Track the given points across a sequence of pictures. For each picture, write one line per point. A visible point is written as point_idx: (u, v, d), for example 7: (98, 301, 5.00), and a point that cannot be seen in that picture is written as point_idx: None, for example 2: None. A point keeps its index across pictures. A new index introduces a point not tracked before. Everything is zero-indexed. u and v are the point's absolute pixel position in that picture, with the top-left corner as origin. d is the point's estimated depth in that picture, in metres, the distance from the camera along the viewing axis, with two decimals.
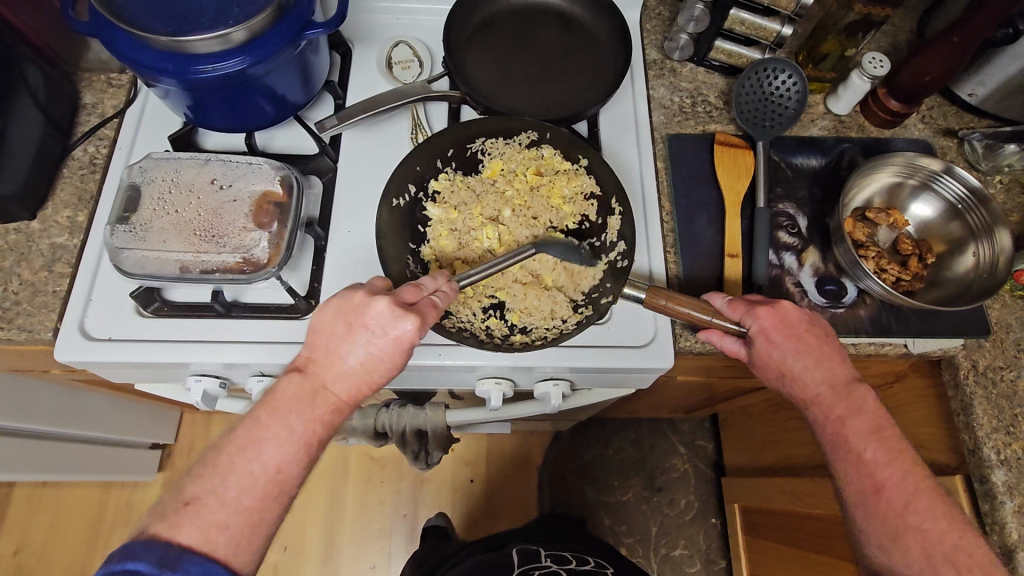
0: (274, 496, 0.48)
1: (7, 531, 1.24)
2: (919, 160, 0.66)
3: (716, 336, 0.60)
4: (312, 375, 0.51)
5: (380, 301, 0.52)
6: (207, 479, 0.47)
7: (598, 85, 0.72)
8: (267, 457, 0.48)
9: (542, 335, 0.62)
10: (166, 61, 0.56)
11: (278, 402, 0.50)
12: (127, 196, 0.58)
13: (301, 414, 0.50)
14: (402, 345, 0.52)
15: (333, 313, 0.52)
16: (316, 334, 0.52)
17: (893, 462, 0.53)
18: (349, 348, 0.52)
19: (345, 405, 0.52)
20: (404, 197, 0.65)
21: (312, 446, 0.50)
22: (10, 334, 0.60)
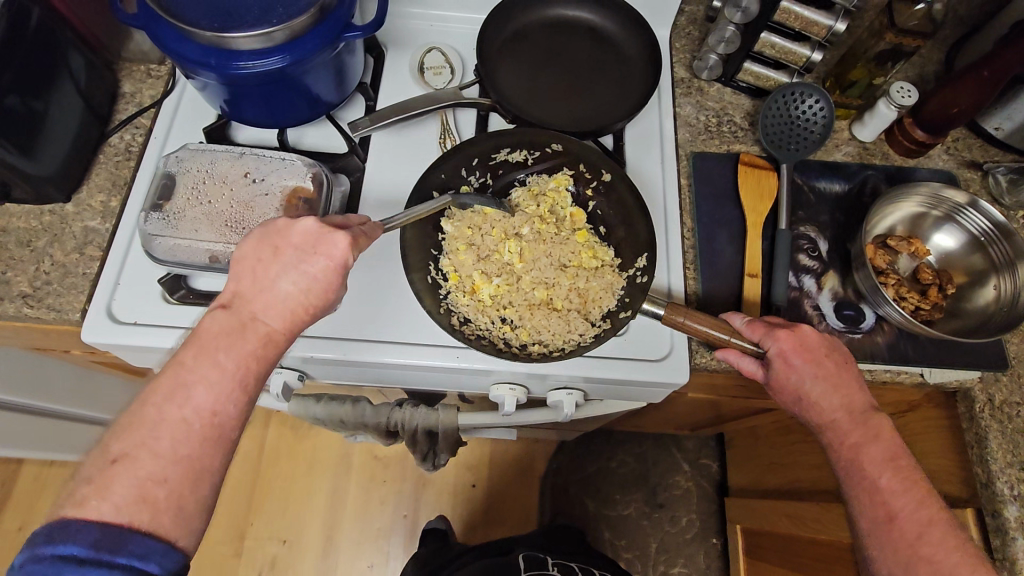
0: (215, 442, 0.45)
1: (12, 508, 1.25)
2: (943, 192, 0.67)
3: (734, 358, 0.60)
4: (235, 309, 0.49)
5: (309, 219, 0.51)
6: (134, 433, 0.43)
7: (626, 100, 0.73)
8: (199, 401, 0.45)
9: (559, 346, 0.62)
10: (208, 56, 0.58)
11: (197, 342, 0.47)
12: (162, 184, 0.60)
13: (228, 351, 0.47)
14: (331, 265, 0.50)
15: (257, 243, 0.51)
16: (239, 266, 0.50)
17: (909, 493, 0.53)
18: (279, 271, 0.50)
19: (280, 336, 0.50)
20: (426, 204, 0.66)
21: (247, 385, 0.47)
22: (40, 313, 0.62)
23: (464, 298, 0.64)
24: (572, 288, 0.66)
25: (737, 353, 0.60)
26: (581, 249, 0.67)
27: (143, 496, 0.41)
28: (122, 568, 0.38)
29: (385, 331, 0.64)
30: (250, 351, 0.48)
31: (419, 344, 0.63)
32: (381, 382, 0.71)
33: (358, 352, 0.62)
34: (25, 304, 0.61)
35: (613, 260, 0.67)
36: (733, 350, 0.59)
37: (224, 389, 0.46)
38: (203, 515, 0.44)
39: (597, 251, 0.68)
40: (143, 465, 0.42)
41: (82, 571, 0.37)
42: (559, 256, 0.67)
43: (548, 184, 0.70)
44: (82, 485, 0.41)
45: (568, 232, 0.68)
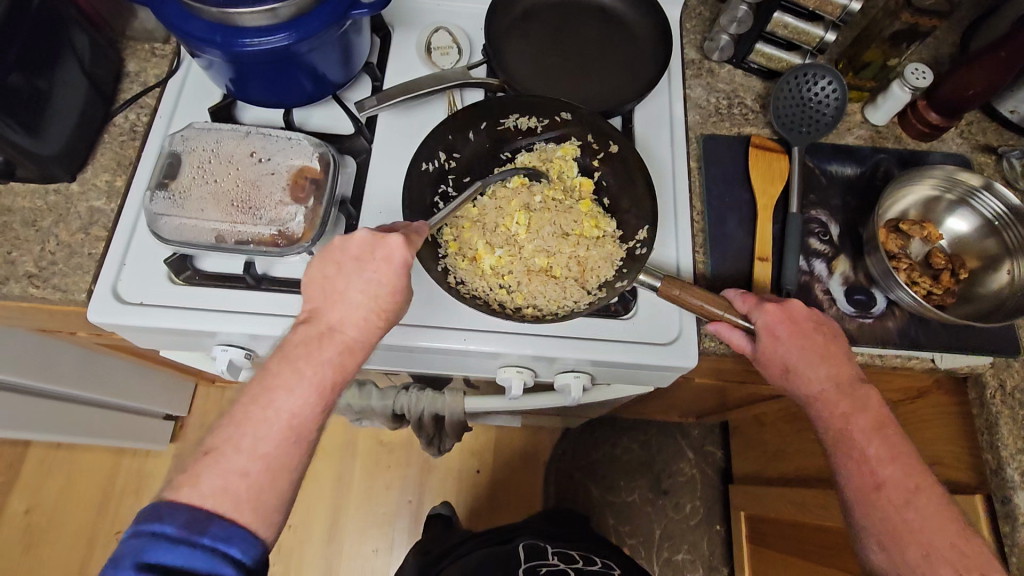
0: (294, 441, 0.49)
1: (19, 491, 1.26)
2: (957, 174, 0.65)
3: (724, 330, 0.59)
4: (315, 322, 0.53)
5: (361, 232, 0.53)
6: (226, 429, 0.48)
7: (636, 82, 0.72)
8: (280, 405, 0.49)
9: (552, 311, 0.63)
10: (213, 33, 0.57)
11: (281, 353, 0.51)
12: (167, 163, 0.59)
13: (309, 358, 0.50)
14: (394, 266, 0.52)
15: (321, 260, 0.54)
16: (310, 286, 0.53)
17: (897, 465, 0.54)
18: (347, 283, 0.53)
19: (358, 344, 0.53)
20: (433, 160, 0.66)
21: (326, 391, 0.51)
22: (46, 293, 0.61)
23: (465, 262, 0.64)
24: (571, 256, 0.65)
25: (728, 328, 0.59)
26: (584, 217, 0.67)
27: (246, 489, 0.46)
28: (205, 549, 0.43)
29: None
30: (334, 361, 0.51)
31: (426, 326, 0.63)
32: (387, 364, 0.71)
33: None
34: (30, 284, 0.61)
35: (615, 232, 0.67)
36: (723, 323, 0.59)
37: (309, 398, 0.50)
38: (284, 507, 0.48)
39: (600, 220, 0.67)
40: (237, 448, 0.47)
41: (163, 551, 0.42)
42: (562, 223, 0.66)
43: (554, 152, 0.70)
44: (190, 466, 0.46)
45: (572, 201, 0.68)
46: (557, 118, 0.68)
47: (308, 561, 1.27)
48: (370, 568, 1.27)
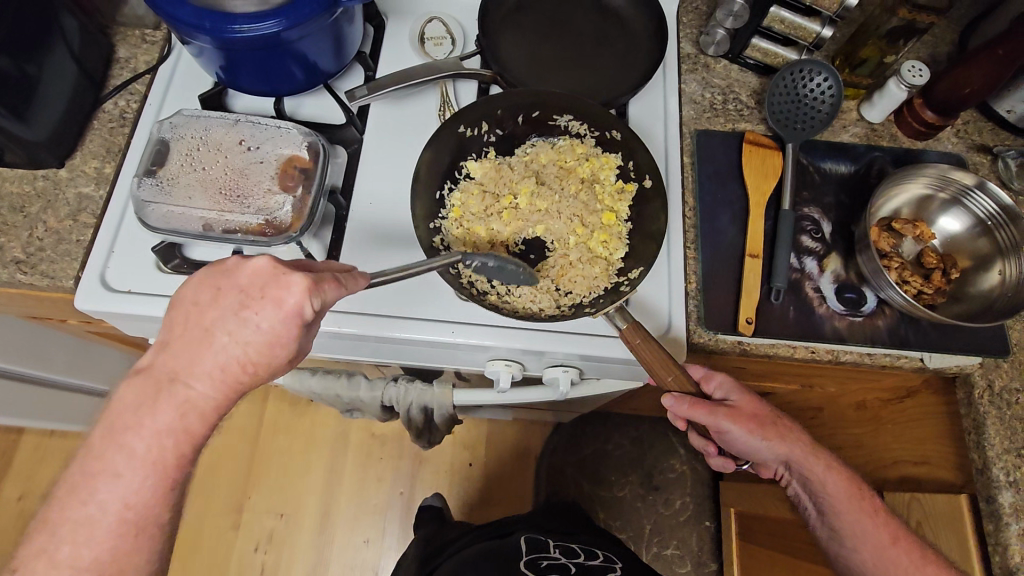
0: (153, 505, 0.44)
1: (12, 477, 1.26)
2: (950, 173, 0.65)
3: (681, 403, 0.56)
4: (157, 367, 0.44)
5: (262, 258, 0.45)
6: (63, 503, 0.43)
7: (630, 76, 0.71)
8: (104, 496, 0.43)
9: (515, 306, 0.62)
10: (202, 19, 0.57)
11: (114, 413, 0.43)
12: (156, 150, 0.59)
13: (146, 415, 0.43)
14: (291, 315, 0.44)
15: (200, 282, 0.45)
16: (178, 307, 0.45)
17: (864, 509, 0.60)
18: (218, 319, 0.44)
19: (207, 400, 0.44)
20: (475, 128, 0.66)
21: (167, 453, 0.44)
22: (34, 280, 0.61)
23: (459, 230, 0.64)
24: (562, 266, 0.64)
25: (687, 397, 0.56)
26: (603, 226, 0.66)
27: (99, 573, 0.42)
28: None
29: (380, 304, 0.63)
30: (164, 424, 0.43)
31: (415, 318, 0.63)
32: (376, 355, 0.70)
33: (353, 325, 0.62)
34: (18, 270, 0.61)
35: (615, 260, 0.64)
36: (680, 393, 0.56)
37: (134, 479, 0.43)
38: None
39: (612, 239, 0.65)
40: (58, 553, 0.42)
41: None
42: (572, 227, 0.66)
43: (596, 155, 0.68)
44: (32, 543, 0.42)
45: (594, 200, 0.67)
46: (608, 135, 0.67)
47: (300, 550, 1.27)
48: (361, 558, 1.27)
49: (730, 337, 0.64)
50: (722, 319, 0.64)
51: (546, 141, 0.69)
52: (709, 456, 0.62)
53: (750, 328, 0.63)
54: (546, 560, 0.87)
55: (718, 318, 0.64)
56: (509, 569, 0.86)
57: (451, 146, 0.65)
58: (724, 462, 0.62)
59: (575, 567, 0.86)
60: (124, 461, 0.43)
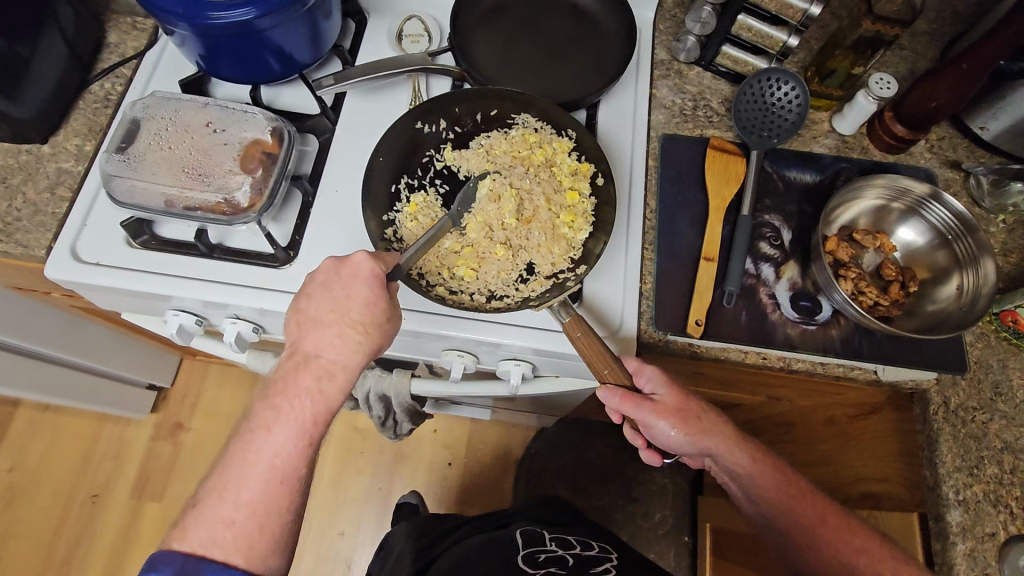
0: (281, 481, 0.49)
1: (5, 449, 1.30)
2: (902, 183, 0.65)
3: (614, 396, 0.55)
4: (292, 355, 0.53)
5: (324, 261, 0.55)
6: (214, 484, 0.49)
7: (599, 78, 0.73)
8: (267, 446, 0.50)
9: (464, 299, 0.63)
10: (179, 5, 0.59)
11: (268, 390, 0.52)
12: (127, 129, 0.61)
13: (288, 398, 0.51)
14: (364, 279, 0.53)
15: (293, 297, 0.55)
16: (290, 323, 0.54)
17: (793, 496, 0.60)
18: (317, 310, 0.53)
19: (335, 370, 0.53)
20: (432, 125, 0.69)
21: (311, 427, 0.51)
22: (8, 248, 0.64)
23: (412, 222, 0.65)
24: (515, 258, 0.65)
25: (620, 390, 0.55)
26: (568, 206, 0.67)
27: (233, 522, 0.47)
28: None
29: None
30: (313, 385, 0.52)
31: None
32: None
33: None
34: None
35: (577, 240, 0.65)
36: (615, 385, 0.55)
37: (289, 431, 0.50)
38: (283, 539, 0.49)
39: (577, 218, 0.66)
40: (226, 492, 0.48)
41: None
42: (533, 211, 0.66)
43: (549, 141, 0.69)
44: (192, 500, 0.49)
45: (555, 182, 0.68)
46: (564, 134, 0.69)
47: None
48: (335, 550, 1.28)
49: (680, 338, 0.64)
50: (672, 320, 0.64)
51: (501, 132, 0.70)
52: (636, 449, 0.61)
53: (699, 330, 0.63)
54: (542, 553, 0.86)
55: (668, 319, 0.64)
56: (506, 560, 0.84)
57: (408, 143, 0.67)
58: (652, 457, 0.61)
59: (571, 558, 0.85)
60: (278, 415, 0.51)
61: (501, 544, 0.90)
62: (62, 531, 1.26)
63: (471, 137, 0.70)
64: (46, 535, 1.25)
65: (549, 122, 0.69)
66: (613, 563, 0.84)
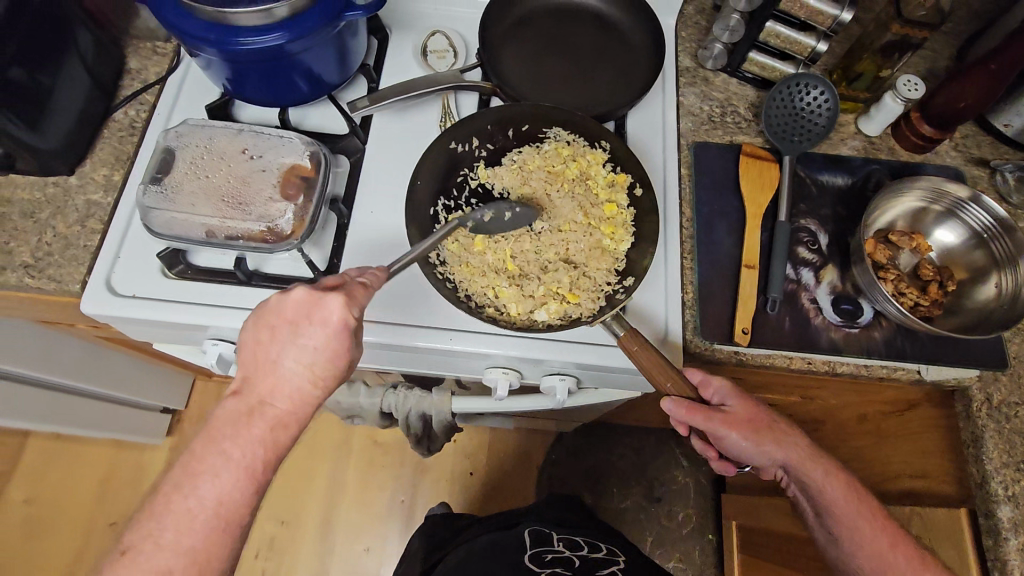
0: (223, 528, 0.47)
1: (18, 481, 1.28)
2: (943, 186, 0.65)
3: (679, 408, 0.56)
4: (245, 395, 0.50)
5: (297, 290, 0.50)
6: (144, 527, 0.45)
7: (629, 89, 0.73)
8: (204, 492, 0.46)
9: (514, 320, 0.62)
10: (209, 31, 0.58)
11: (209, 430, 0.48)
12: (161, 159, 0.60)
13: (237, 439, 0.48)
14: (337, 331, 0.50)
15: (254, 328, 0.51)
16: (246, 352, 0.51)
17: (864, 515, 0.59)
18: (280, 351, 0.50)
19: (289, 418, 0.51)
20: (465, 144, 0.68)
21: (257, 472, 0.49)
22: (41, 284, 0.63)
23: (453, 243, 0.64)
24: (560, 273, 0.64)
25: (686, 402, 0.56)
26: (608, 217, 0.67)
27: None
28: None
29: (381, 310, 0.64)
30: (263, 430, 0.49)
31: (416, 324, 0.63)
32: (377, 361, 0.71)
33: None
34: (26, 274, 0.62)
35: (621, 251, 0.66)
36: (680, 396, 0.56)
37: (229, 479, 0.47)
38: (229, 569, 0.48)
39: (617, 229, 0.66)
40: (162, 540, 0.45)
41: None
42: (573, 223, 0.67)
43: (583, 153, 0.69)
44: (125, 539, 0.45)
45: (593, 196, 0.68)
46: (598, 145, 0.69)
47: (300, 557, 1.27)
48: (361, 567, 1.27)
49: (727, 347, 0.64)
50: (718, 329, 0.64)
51: (532, 146, 0.70)
52: (708, 460, 0.62)
53: (746, 338, 0.63)
54: (549, 554, 0.87)
55: (713, 328, 0.64)
56: (511, 560, 0.85)
57: (445, 162, 0.67)
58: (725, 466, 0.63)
59: (578, 560, 0.85)
60: (224, 464, 0.47)
61: (509, 545, 0.89)
62: (79, 562, 1.23)
63: (502, 154, 0.70)
64: (64, 566, 1.23)
65: (585, 134, 0.69)
66: (619, 567, 0.85)
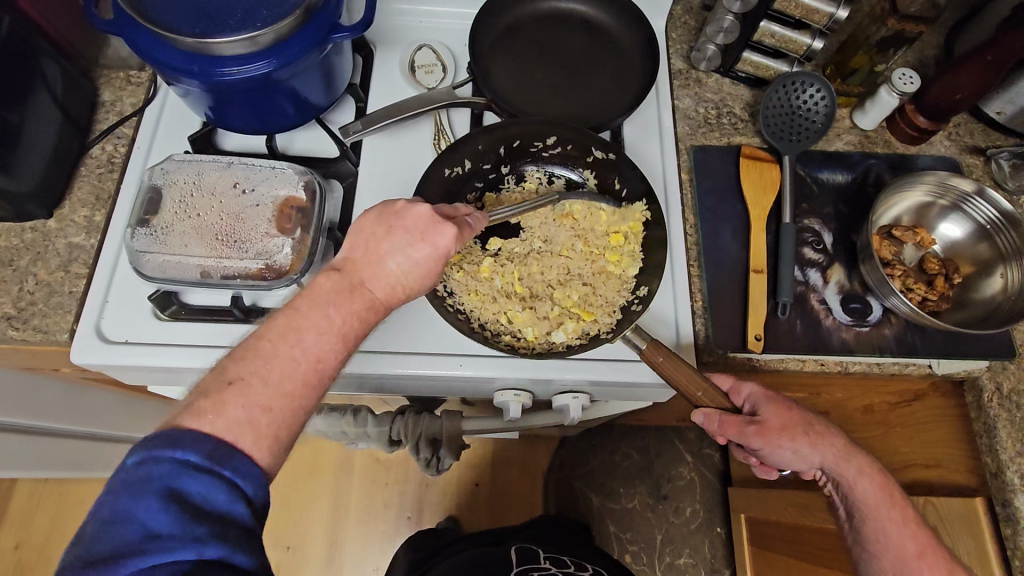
0: (312, 388, 0.43)
1: (9, 526, 1.23)
2: (950, 181, 0.65)
3: (711, 421, 0.57)
4: (349, 273, 0.47)
5: (423, 207, 0.51)
6: (251, 361, 0.41)
7: (624, 95, 0.71)
8: (308, 345, 0.43)
9: (532, 345, 0.61)
10: (190, 62, 0.55)
11: (309, 295, 0.45)
12: (147, 198, 0.57)
13: (340, 307, 0.45)
14: (438, 256, 0.50)
15: (376, 217, 0.50)
16: (356, 236, 0.49)
17: (894, 519, 0.58)
18: (389, 248, 0.48)
19: (381, 305, 0.48)
20: (459, 167, 0.65)
21: (348, 343, 0.45)
22: (26, 336, 0.59)
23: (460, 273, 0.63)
24: (568, 292, 0.63)
25: (717, 416, 0.56)
26: (614, 231, 0.66)
27: (250, 423, 0.39)
28: (229, 482, 0.37)
29: (388, 341, 0.62)
30: (364, 307, 0.47)
31: (425, 354, 0.62)
32: (382, 390, 0.69)
33: (355, 364, 0.61)
34: (9, 326, 0.59)
35: (629, 260, 0.65)
36: (711, 407, 0.56)
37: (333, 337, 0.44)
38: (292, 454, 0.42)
39: (624, 239, 0.65)
40: (265, 380, 0.41)
41: (194, 479, 0.36)
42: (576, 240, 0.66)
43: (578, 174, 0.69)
44: (201, 399, 0.39)
45: (598, 219, 0.66)
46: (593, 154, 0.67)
47: None
48: None
49: (740, 354, 0.63)
50: (730, 337, 0.63)
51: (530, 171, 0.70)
52: (750, 465, 0.62)
53: (760, 345, 0.62)
54: (537, 571, 0.85)
55: (726, 336, 0.63)
56: None
57: (441, 189, 0.64)
58: (766, 471, 0.63)
59: None
60: (326, 323, 0.44)
61: (495, 563, 0.88)
62: None
63: (500, 176, 0.69)
64: None
65: (582, 163, 0.69)
66: None
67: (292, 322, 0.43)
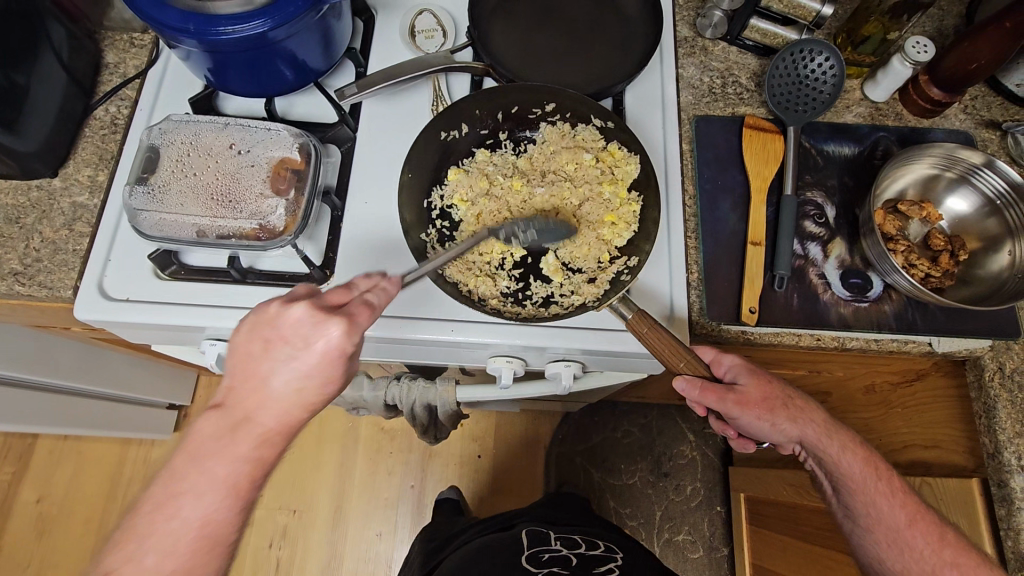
0: (208, 549, 0.44)
1: (28, 481, 1.28)
2: (958, 152, 0.63)
3: (692, 388, 0.56)
4: (230, 408, 0.45)
5: (298, 307, 0.46)
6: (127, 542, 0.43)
7: (625, 62, 0.70)
8: (187, 512, 0.43)
9: (515, 308, 0.62)
10: (187, 22, 0.55)
11: (193, 444, 0.44)
12: (146, 157, 0.58)
13: (222, 456, 0.44)
14: (331, 357, 0.46)
15: (248, 332, 0.46)
16: (233, 356, 0.46)
17: (882, 491, 0.58)
18: (269, 368, 0.45)
19: (279, 434, 0.46)
20: (454, 131, 0.65)
21: (242, 491, 0.45)
22: (32, 290, 0.61)
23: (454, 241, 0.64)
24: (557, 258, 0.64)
25: (698, 381, 0.56)
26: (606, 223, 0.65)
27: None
28: None
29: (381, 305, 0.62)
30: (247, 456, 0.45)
31: (418, 318, 0.62)
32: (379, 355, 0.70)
33: None
34: (16, 281, 0.61)
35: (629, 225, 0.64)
36: (693, 375, 0.56)
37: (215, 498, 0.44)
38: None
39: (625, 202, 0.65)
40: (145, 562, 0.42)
41: None
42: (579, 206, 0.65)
43: (584, 136, 0.67)
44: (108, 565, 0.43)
45: (595, 184, 0.66)
46: (590, 122, 0.66)
47: (313, 545, 1.28)
48: (373, 552, 1.29)
49: (734, 326, 0.63)
50: (724, 308, 0.63)
51: (527, 137, 0.69)
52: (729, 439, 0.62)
53: (754, 317, 0.62)
54: (547, 554, 0.87)
55: (721, 307, 0.63)
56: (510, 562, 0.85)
57: (436, 151, 0.65)
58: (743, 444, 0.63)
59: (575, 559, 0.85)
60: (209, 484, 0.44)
61: (507, 547, 0.89)
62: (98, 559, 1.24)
63: (497, 142, 0.68)
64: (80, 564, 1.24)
65: (583, 130, 0.67)
66: (618, 563, 0.84)
67: (169, 486, 0.44)
